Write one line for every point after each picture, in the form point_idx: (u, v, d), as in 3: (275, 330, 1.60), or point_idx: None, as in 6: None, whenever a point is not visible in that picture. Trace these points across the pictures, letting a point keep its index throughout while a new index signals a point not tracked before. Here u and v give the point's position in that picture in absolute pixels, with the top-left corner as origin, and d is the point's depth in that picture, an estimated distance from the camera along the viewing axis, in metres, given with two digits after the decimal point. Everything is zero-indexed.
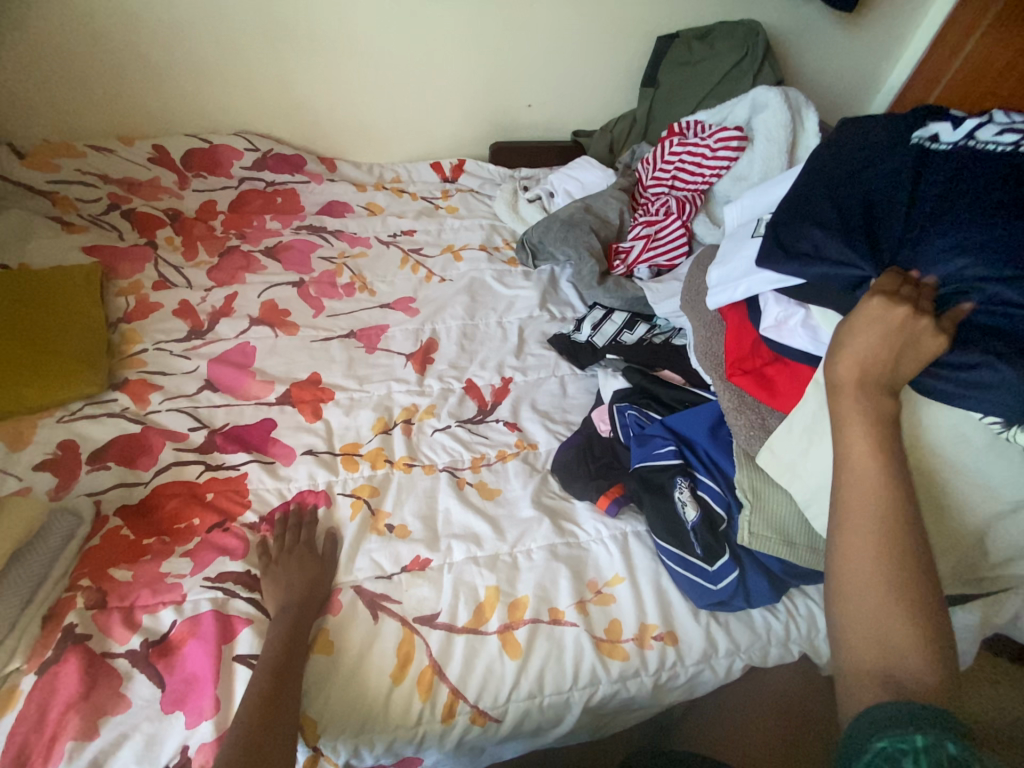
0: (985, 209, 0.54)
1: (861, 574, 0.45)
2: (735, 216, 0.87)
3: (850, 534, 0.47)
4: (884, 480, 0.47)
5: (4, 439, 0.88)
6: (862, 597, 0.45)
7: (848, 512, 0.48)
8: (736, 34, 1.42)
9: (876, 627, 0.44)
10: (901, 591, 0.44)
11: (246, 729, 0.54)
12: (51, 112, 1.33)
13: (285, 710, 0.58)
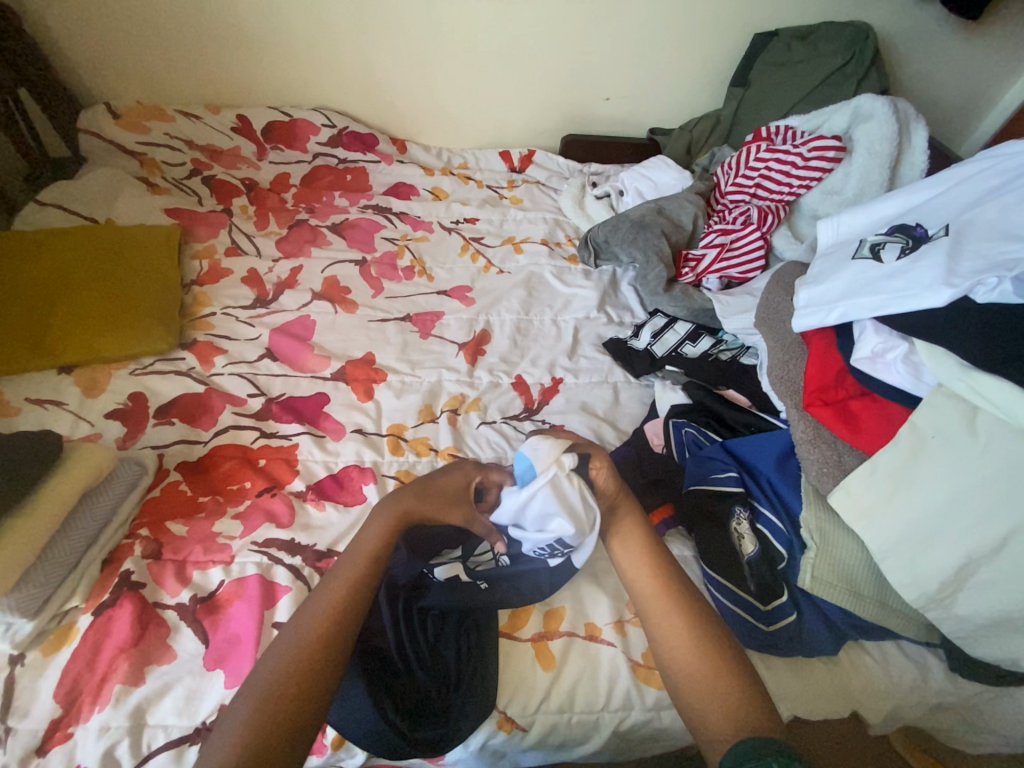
0: (963, 329, 0.57)
1: (679, 648, 0.56)
2: (828, 236, 0.79)
3: (652, 615, 0.59)
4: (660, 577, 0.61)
5: (81, 385, 0.93)
6: (686, 657, 0.55)
7: (650, 601, 0.60)
8: (842, 36, 1.31)
9: (695, 689, 0.53)
10: (711, 647, 0.55)
11: (290, 676, 0.50)
12: (149, 77, 1.40)
13: (335, 662, 0.52)
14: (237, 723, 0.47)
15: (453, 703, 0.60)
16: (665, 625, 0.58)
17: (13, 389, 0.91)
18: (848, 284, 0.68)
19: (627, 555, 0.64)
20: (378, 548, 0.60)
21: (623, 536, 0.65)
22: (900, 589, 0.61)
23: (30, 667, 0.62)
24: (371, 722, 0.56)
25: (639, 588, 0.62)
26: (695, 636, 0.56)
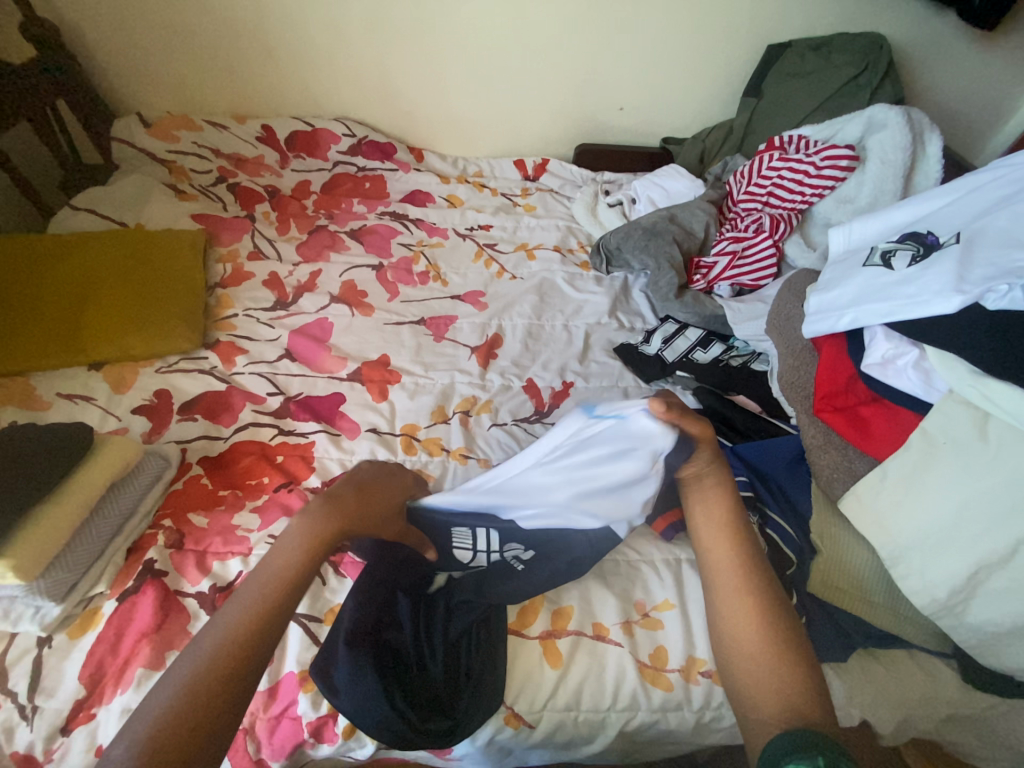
0: (974, 335, 0.57)
1: (743, 624, 0.57)
2: (839, 244, 0.80)
3: (722, 591, 0.61)
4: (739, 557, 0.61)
5: (110, 381, 0.97)
6: (745, 638, 0.57)
7: (719, 575, 0.62)
8: (856, 47, 1.32)
9: (748, 667, 0.55)
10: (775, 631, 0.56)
11: (209, 678, 0.46)
12: (180, 89, 1.46)
13: (256, 661, 0.48)
14: (148, 726, 0.43)
15: (460, 694, 0.61)
16: (730, 604, 0.59)
17: (46, 383, 0.96)
18: (857, 292, 0.69)
19: (708, 524, 0.64)
20: (307, 547, 0.56)
21: (704, 505, 0.65)
22: (911, 596, 0.60)
23: (57, 649, 0.64)
24: (379, 715, 0.57)
25: (714, 561, 0.62)
26: (760, 619, 0.57)
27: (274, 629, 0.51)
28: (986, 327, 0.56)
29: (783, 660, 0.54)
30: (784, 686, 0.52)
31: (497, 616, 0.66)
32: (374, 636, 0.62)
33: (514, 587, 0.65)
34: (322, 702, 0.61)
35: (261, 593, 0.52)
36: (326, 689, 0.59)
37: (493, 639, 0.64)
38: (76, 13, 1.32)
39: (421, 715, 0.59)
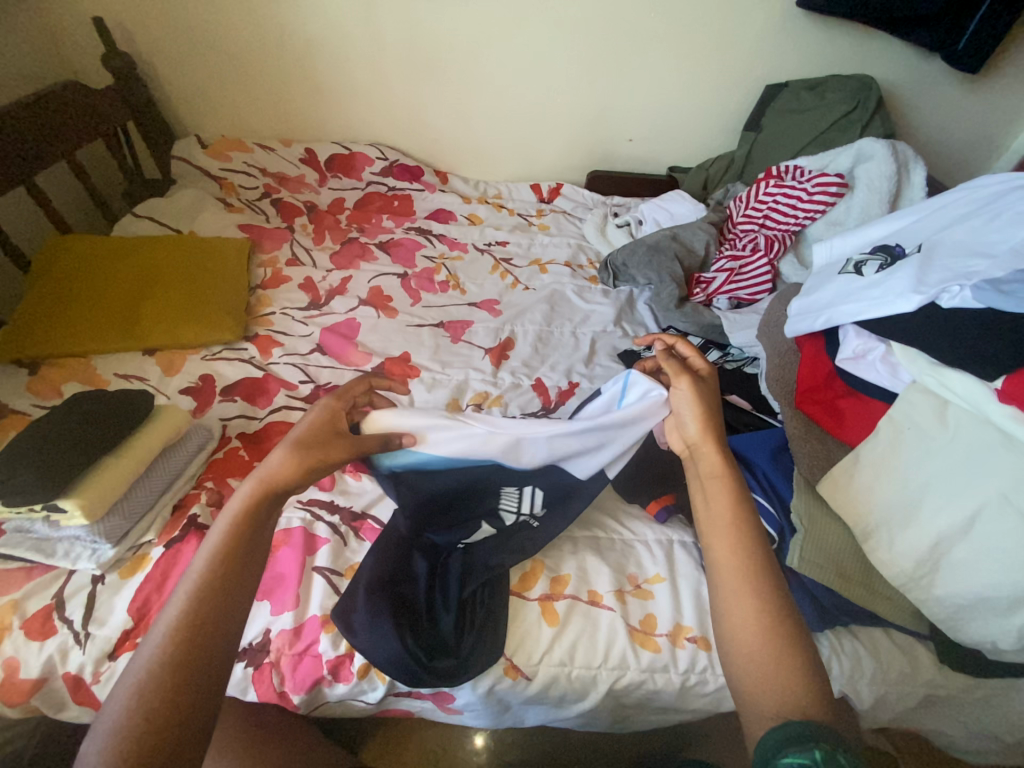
0: (932, 330, 0.65)
1: (746, 615, 0.57)
2: (821, 256, 0.88)
3: (724, 581, 0.60)
4: (738, 544, 0.60)
5: (161, 365, 1.08)
6: (744, 626, 0.56)
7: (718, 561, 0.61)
8: (848, 87, 1.44)
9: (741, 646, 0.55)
10: (774, 620, 0.56)
11: (163, 670, 0.45)
12: (235, 116, 1.64)
13: (212, 645, 0.48)
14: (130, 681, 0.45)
15: (464, 636, 0.68)
16: (730, 594, 0.58)
17: (105, 364, 1.07)
18: (832, 295, 0.77)
19: (712, 512, 0.64)
20: (248, 509, 0.56)
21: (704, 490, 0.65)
22: (882, 568, 0.66)
23: (109, 586, 0.72)
24: (392, 653, 0.65)
25: (712, 551, 0.62)
26: (757, 602, 0.57)
27: (223, 607, 0.50)
28: (942, 323, 0.64)
29: (783, 651, 0.54)
30: (780, 673, 0.53)
31: (502, 584, 0.72)
32: (391, 588, 0.69)
33: (533, 540, 0.73)
34: (341, 644, 0.68)
35: (199, 577, 0.51)
36: (347, 632, 0.66)
37: (504, 587, 0.72)
38: (152, 50, 1.51)
39: (432, 658, 0.66)
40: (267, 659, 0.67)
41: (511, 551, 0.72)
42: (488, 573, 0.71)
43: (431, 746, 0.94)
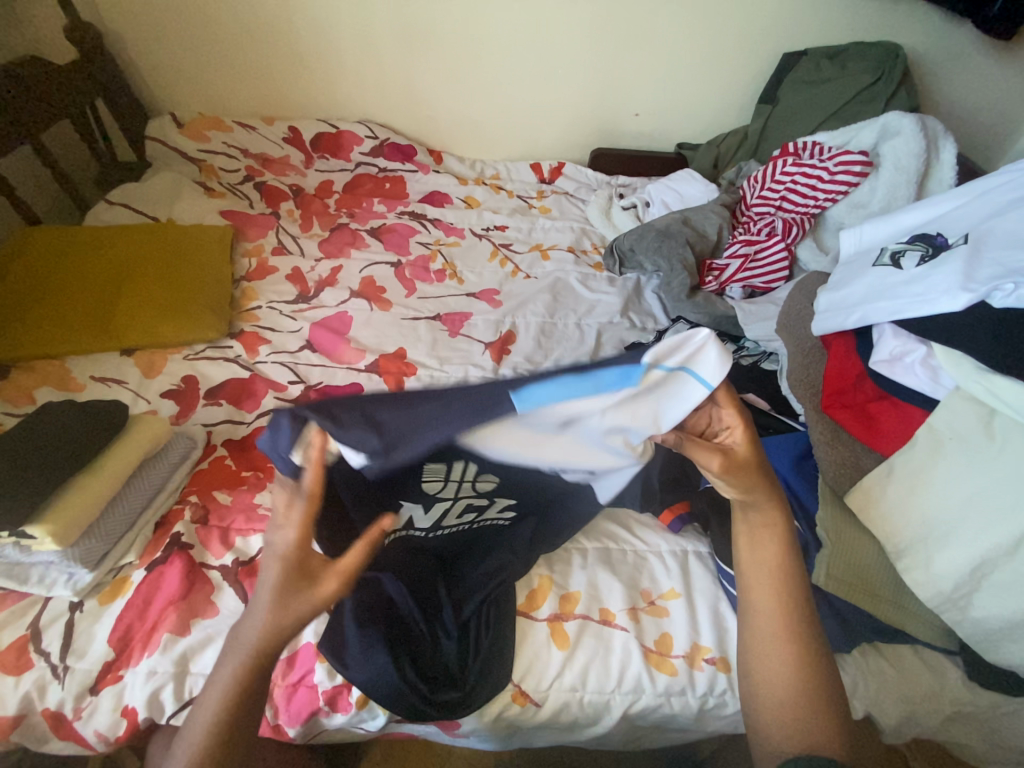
0: (984, 333, 0.59)
1: (779, 664, 0.54)
2: (851, 245, 0.81)
3: (754, 628, 0.56)
4: (781, 590, 0.56)
5: (140, 366, 1.02)
6: (778, 674, 0.53)
7: (758, 609, 0.57)
8: (871, 56, 1.34)
9: (774, 694, 0.53)
10: (805, 665, 0.53)
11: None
12: (213, 91, 1.52)
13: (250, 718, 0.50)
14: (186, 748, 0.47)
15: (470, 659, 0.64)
16: (766, 639, 0.55)
17: (81, 366, 1.00)
18: (869, 290, 0.70)
19: (754, 557, 0.58)
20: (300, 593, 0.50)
21: (758, 536, 0.59)
22: (917, 588, 0.62)
23: (88, 614, 0.67)
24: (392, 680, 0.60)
25: (753, 594, 0.57)
26: (793, 650, 0.54)
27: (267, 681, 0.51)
28: (994, 325, 0.58)
29: (814, 697, 0.52)
30: (809, 725, 0.50)
31: (511, 616, 0.67)
32: (389, 604, 0.64)
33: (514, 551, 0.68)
34: (338, 673, 0.64)
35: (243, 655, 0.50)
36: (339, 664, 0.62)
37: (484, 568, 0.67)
38: (118, 18, 1.39)
39: (434, 690, 0.61)
40: None
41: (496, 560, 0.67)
42: (428, 546, 0.66)
43: (434, 751, 0.93)
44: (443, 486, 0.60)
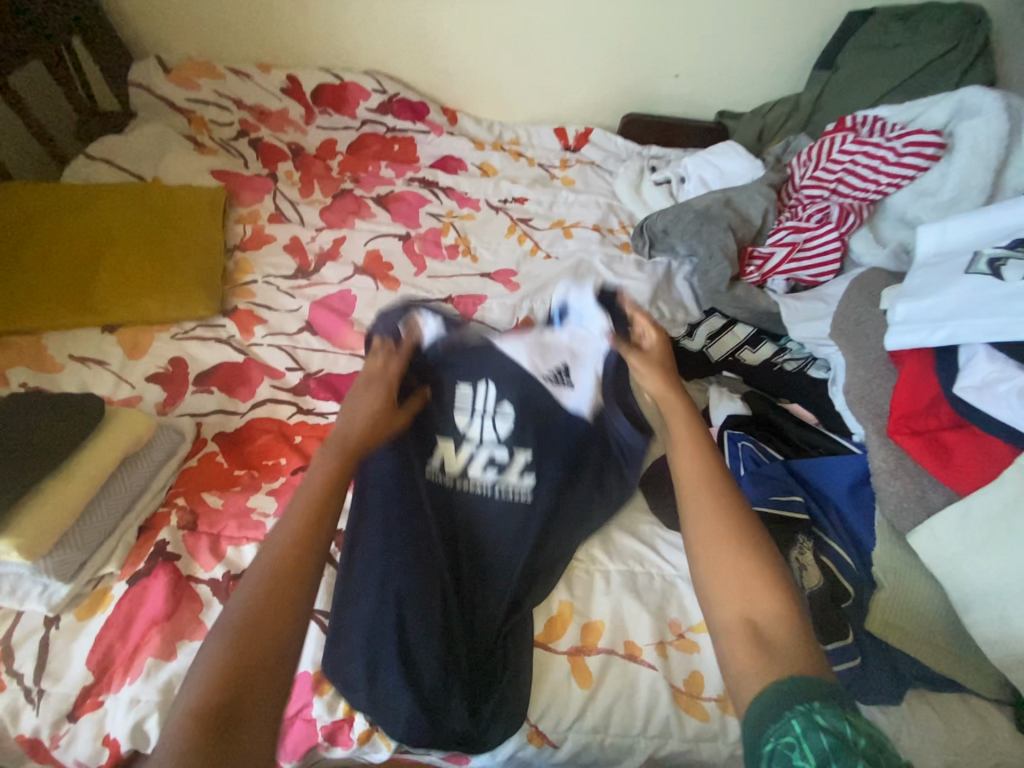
0: None
1: (763, 612, 0.46)
2: (930, 245, 0.71)
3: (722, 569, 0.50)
4: (718, 501, 0.53)
5: (124, 346, 0.92)
6: (729, 589, 0.48)
7: (702, 526, 0.53)
8: (951, 17, 1.16)
9: (730, 623, 0.47)
10: (764, 581, 0.48)
11: (206, 709, 0.39)
12: (203, 31, 1.36)
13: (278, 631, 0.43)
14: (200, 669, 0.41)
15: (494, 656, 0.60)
16: (710, 550, 0.51)
17: (58, 344, 0.91)
18: (961, 304, 0.61)
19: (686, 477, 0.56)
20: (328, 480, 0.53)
21: (685, 442, 0.59)
22: (985, 646, 0.55)
23: (64, 631, 0.61)
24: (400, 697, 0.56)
25: (692, 509, 0.54)
26: (740, 561, 0.49)
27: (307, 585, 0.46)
28: None
29: (772, 614, 0.46)
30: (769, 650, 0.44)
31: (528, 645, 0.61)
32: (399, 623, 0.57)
33: (530, 518, 0.65)
34: (340, 706, 0.58)
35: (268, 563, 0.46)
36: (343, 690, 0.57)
37: (507, 547, 0.64)
38: None
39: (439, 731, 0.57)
40: None
41: (518, 534, 0.64)
42: (455, 509, 0.65)
43: None
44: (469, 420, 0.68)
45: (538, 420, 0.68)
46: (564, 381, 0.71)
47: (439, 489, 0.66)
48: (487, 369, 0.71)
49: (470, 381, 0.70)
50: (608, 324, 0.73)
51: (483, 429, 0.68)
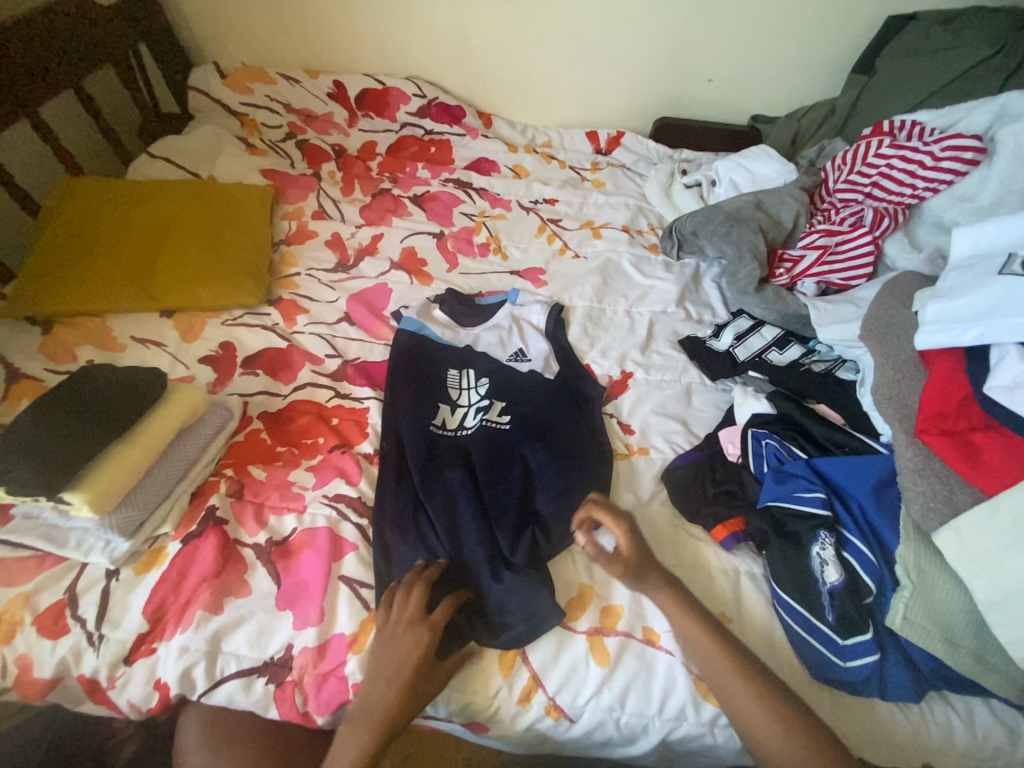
0: None
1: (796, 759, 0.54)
2: (964, 247, 0.71)
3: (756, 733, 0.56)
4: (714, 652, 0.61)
5: (179, 329, 0.99)
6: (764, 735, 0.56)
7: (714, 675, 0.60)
8: (995, 23, 1.15)
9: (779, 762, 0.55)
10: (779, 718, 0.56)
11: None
12: (257, 39, 1.45)
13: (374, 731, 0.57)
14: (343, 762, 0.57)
15: (516, 547, 0.67)
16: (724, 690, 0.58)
17: (121, 326, 0.99)
18: (993, 304, 0.61)
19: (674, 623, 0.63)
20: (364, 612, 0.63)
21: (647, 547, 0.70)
22: (1008, 645, 0.56)
23: (123, 583, 0.66)
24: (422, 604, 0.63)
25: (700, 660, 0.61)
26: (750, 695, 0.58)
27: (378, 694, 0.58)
28: None
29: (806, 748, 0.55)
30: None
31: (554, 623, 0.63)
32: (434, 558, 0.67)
33: (513, 452, 0.78)
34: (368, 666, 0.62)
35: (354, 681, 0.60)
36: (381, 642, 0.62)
37: (503, 468, 0.76)
38: None
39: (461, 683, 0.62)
40: (289, 677, 0.62)
41: (510, 458, 0.77)
42: (459, 447, 0.79)
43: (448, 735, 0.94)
44: (461, 394, 0.88)
45: (513, 389, 0.88)
46: (521, 359, 0.95)
47: (435, 436, 0.80)
48: (469, 361, 0.93)
49: (459, 368, 0.92)
50: (543, 315, 1.02)
51: (469, 397, 0.87)
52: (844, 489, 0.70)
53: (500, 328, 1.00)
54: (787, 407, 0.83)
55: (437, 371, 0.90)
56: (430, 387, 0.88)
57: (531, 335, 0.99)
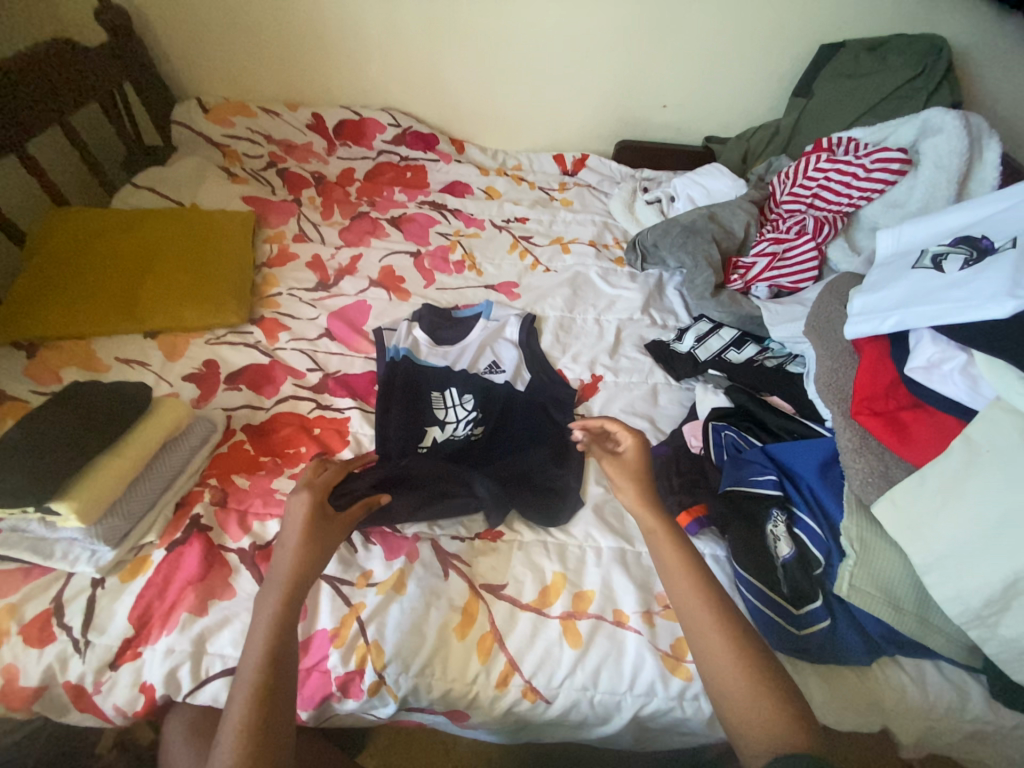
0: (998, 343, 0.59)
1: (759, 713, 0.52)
2: (886, 246, 0.79)
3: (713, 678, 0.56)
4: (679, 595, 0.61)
5: (163, 349, 1.03)
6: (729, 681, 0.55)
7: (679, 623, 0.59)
8: (914, 49, 1.27)
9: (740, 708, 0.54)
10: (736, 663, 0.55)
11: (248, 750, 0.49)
12: (238, 77, 1.52)
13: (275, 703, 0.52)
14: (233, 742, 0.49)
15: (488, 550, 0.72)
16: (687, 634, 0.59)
17: (106, 348, 1.02)
18: (908, 293, 0.68)
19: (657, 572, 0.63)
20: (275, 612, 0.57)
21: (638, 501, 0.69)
22: (944, 603, 0.60)
23: (109, 591, 0.68)
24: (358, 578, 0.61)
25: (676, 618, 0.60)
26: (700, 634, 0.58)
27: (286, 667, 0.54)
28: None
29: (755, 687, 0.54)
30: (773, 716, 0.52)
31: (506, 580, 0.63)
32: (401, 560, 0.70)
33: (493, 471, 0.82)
34: (351, 658, 0.65)
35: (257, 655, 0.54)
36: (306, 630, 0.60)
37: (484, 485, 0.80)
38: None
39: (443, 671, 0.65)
40: None
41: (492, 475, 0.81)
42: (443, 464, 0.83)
43: (439, 740, 0.95)
44: (446, 411, 0.91)
45: (497, 406, 0.92)
46: (496, 370, 1.01)
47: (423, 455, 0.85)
48: (451, 378, 0.96)
49: (441, 388, 0.95)
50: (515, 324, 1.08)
51: (455, 414, 0.91)
52: (794, 469, 0.76)
53: (477, 341, 1.04)
54: (743, 400, 0.90)
55: (422, 389, 0.94)
56: (417, 404, 0.91)
57: (503, 347, 1.04)
